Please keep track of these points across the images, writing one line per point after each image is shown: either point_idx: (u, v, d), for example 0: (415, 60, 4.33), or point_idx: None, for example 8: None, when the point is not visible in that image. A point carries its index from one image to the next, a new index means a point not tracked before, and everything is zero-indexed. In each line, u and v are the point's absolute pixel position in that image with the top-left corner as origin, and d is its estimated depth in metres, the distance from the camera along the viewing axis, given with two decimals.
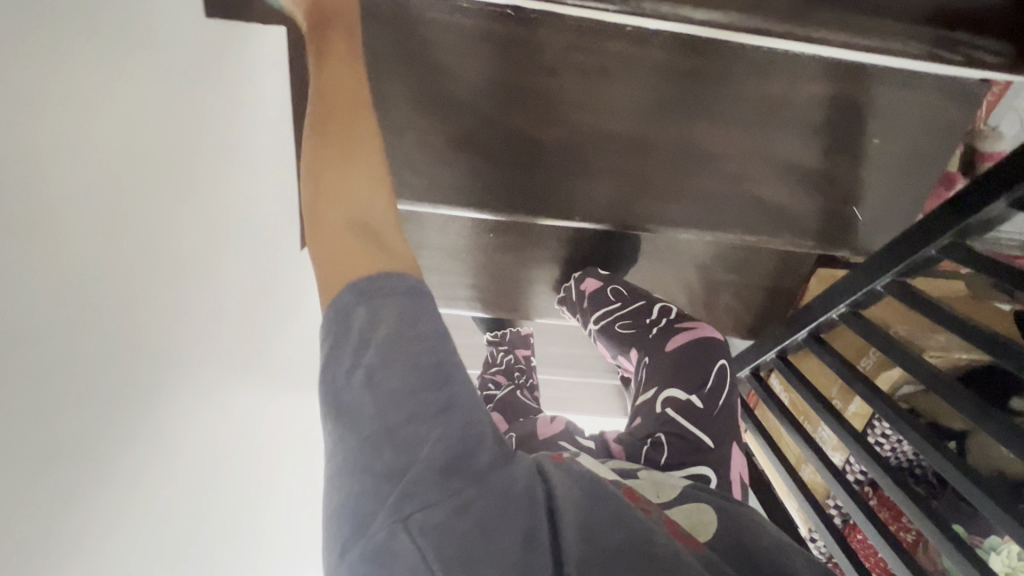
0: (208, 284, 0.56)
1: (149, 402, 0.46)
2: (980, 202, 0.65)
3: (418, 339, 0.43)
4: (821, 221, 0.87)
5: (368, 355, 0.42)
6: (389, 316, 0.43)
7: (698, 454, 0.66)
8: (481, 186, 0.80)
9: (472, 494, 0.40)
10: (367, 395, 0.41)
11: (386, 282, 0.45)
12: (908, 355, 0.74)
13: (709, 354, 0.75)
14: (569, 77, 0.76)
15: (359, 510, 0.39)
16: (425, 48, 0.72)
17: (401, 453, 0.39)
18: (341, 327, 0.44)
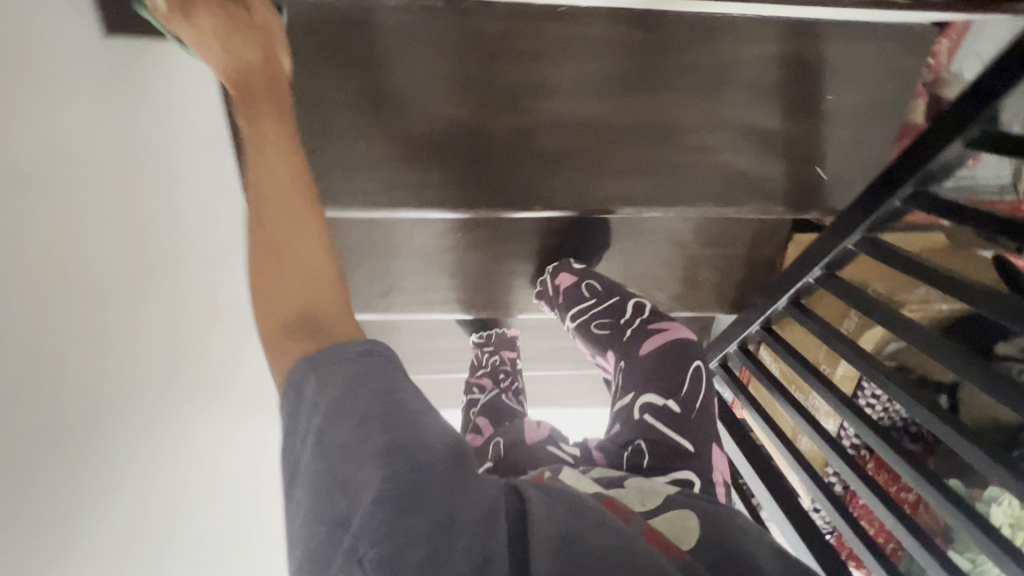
0: (145, 310, 0.54)
1: (90, 430, 0.44)
2: (936, 146, 0.64)
3: (365, 387, 0.42)
4: (789, 184, 0.84)
5: (317, 413, 0.42)
6: (336, 368, 0.43)
7: (680, 460, 0.63)
8: (433, 183, 0.78)
9: (423, 528, 0.37)
10: (318, 451, 0.40)
11: (334, 349, 0.44)
12: (886, 311, 0.72)
13: (683, 357, 0.73)
14: (510, 62, 0.75)
15: (315, 567, 0.37)
16: (364, 47, 0.72)
17: (349, 500, 0.38)
18: (295, 401, 0.44)
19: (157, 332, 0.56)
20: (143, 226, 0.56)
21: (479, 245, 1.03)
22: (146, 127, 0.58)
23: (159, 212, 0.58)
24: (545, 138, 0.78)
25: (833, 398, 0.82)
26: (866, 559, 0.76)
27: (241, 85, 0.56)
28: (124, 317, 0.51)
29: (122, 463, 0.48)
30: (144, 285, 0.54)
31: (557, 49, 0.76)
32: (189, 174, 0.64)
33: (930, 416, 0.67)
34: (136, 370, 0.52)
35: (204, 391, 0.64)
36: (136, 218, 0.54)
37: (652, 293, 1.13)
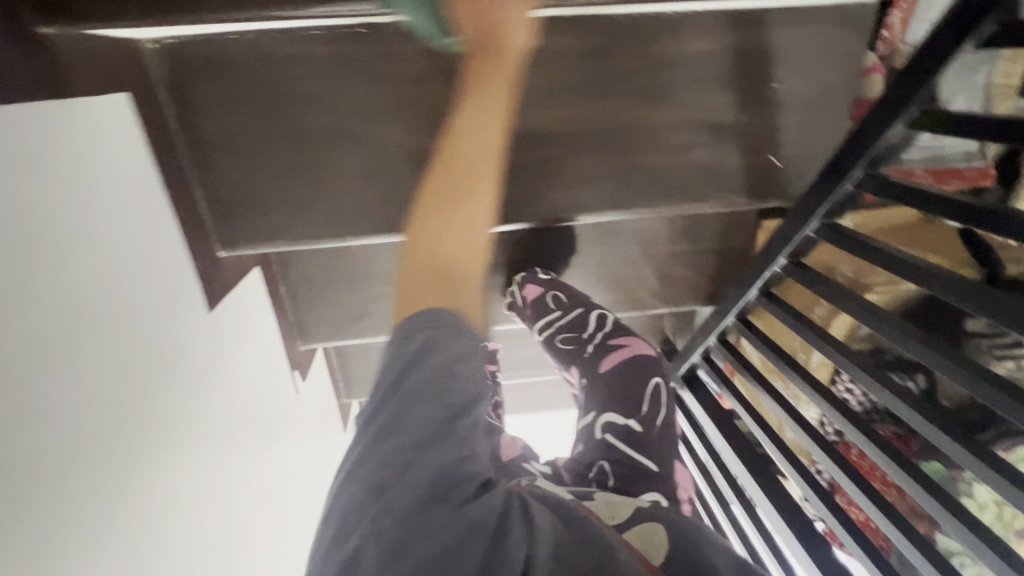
0: (100, 373, 0.54)
1: (22, 513, 0.44)
2: (879, 128, 0.63)
3: (453, 373, 0.48)
4: (745, 174, 0.84)
5: (406, 380, 0.48)
6: (439, 347, 0.50)
7: (643, 481, 0.63)
8: (384, 211, 0.78)
9: (442, 519, 0.43)
10: (390, 415, 0.47)
11: (440, 321, 0.52)
12: (849, 298, 0.71)
13: (643, 375, 0.75)
14: (444, 83, 0.72)
15: (349, 514, 0.44)
16: (288, 80, 0.69)
17: (396, 471, 0.44)
18: (393, 353, 0.51)
19: (119, 392, 0.56)
20: (102, 289, 0.55)
21: None
22: (105, 183, 0.57)
23: (126, 268, 0.59)
24: None
25: (809, 391, 0.82)
26: (852, 548, 0.77)
27: (464, 110, 0.64)
28: (82, 388, 0.51)
29: (62, 543, 0.47)
30: (109, 348, 0.55)
31: None
32: (147, 225, 0.63)
33: (902, 405, 0.66)
34: (97, 434, 0.53)
35: (176, 441, 0.64)
36: (101, 280, 0.55)
37: (626, 293, 1.12)
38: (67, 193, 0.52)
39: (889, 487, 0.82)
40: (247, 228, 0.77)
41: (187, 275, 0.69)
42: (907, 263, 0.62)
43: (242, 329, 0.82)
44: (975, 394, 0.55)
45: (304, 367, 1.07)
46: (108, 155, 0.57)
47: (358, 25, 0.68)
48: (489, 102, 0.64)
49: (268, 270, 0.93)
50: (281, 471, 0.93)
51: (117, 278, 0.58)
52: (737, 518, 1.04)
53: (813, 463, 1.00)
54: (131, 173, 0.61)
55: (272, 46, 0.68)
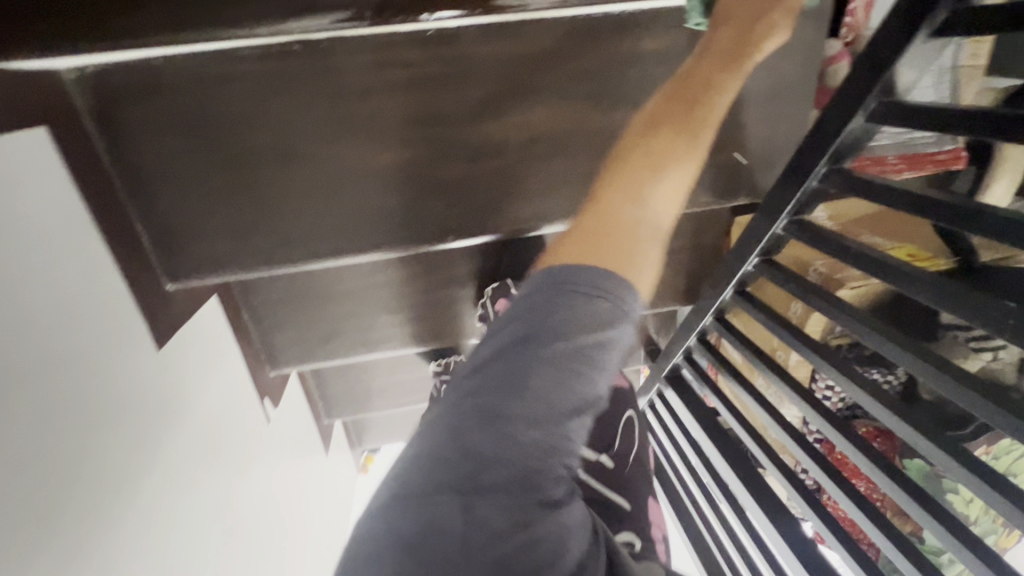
0: (36, 430, 0.51)
1: None
2: (841, 122, 0.61)
3: (586, 359, 0.51)
4: (712, 172, 0.82)
5: (539, 348, 0.50)
6: (578, 328, 0.51)
7: (615, 519, 0.63)
8: (341, 234, 0.75)
9: (532, 512, 0.46)
10: (510, 381, 0.49)
11: (589, 288, 0.52)
12: (821, 297, 0.69)
13: (615, 407, 0.76)
14: (391, 97, 0.69)
15: (444, 464, 0.46)
16: (224, 103, 0.66)
17: (506, 445, 0.47)
18: (529, 317, 0.51)
19: (56, 445, 0.53)
20: (33, 345, 0.52)
21: (413, 280, 0.99)
22: (33, 229, 0.54)
23: (58, 312, 0.56)
24: (449, 169, 0.75)
25: (788, 392, 0.80)
26: (838, 551, 0.75)
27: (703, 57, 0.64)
28: (13, 445, 0.48)
29: None
30: (43, 399, 0.52)
31: (440, 80, 0.70)
32: (83, 267, 0.60)
33: (877, 405, 0.65)
34: (29, 493, 0.49)
35: (127, 490, 0.61)
36: (31, 328, 0.52)
37: None
38: None
39: (871, 487, 0.80)
40: (195, 258, 0.74)
41: (130, 312, 0.66)
42: (876, 260, 0.60)
43: (201, 363, 0.79)
44: (949, 395, 0.53)
45: (276, 394, 1.03)
46: (30, 195, 0.54)
47: (292, 41, 0.64)
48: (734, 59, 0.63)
49: (228, 298, 0.90)
50: (256, 503, 0.90)
51: (48, 329, 0.54)
52: (725, 520, 1.02)
53: (797, 462, 0.98)
54: (57, 211, 0.57)
55: (201, 67, 0.64)
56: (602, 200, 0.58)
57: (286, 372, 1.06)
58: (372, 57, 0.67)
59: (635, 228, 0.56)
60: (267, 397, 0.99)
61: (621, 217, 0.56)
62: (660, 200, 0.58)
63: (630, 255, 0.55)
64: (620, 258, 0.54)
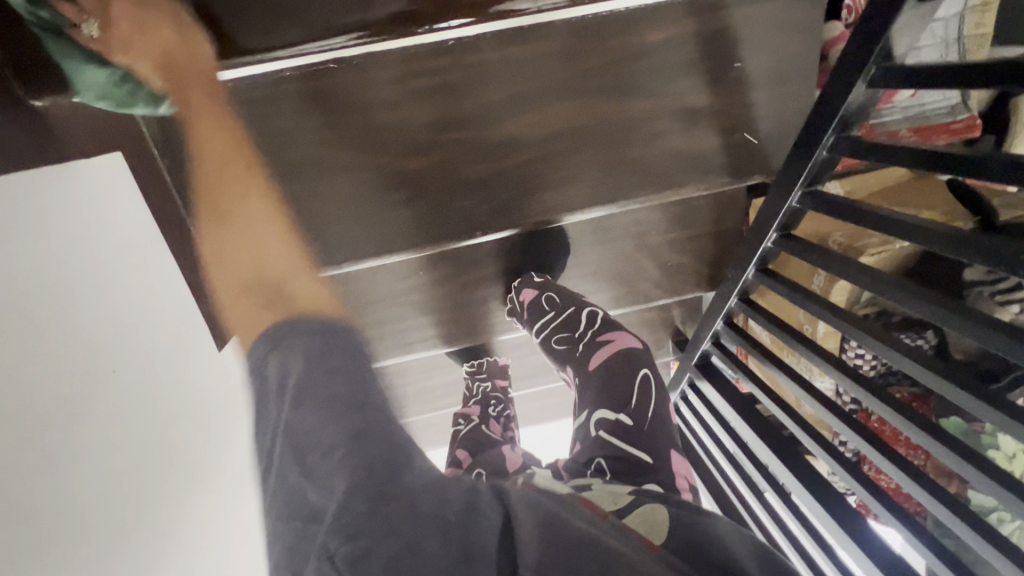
0: (125, 415, 0.58)
1: (68, 545, 0.48)
2: (843, 92, 0.64)
3: (329, 380, 0.47)
4: (724, 154, 0.85)
5: (282, 416, 0.47)
6: (312, 353, 0.49)
7: (639, 474, 0.63)
8: (376, 236, 0.81)
9: (387, 512, 0.41)
10: (281, 454, 0.45)
11: (292, 329, 0.50)
12: (843, 264, 0.71)
13: (629, 368, 0.75)
14: (413, 105, 0.75)
15: (292, 559, 0.41)
16: (264, 120, 0.72)
17: (318, 494, 0.43)
18: (263, 398, 0.48)
19: (137, 435, 0.59)
20: (113, 340, 0.59)
21: (442, 282, 1.04)
22: (111, 240, 0.61)
23: (131, 316, 0.62)
24: (472, 167, 0.80)
25: (820, 363, 0.81)
26: (885, 517, 0.75)
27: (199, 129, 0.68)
28: (94, 436, 0.54)
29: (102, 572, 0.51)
30: (119, 394, 0.58)
31: (458, 87, 0.75)
32: (152, 273, 0.67)
33: (911, 364, 0.65)
34: (116, 478, 0.55)
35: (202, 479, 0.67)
36: (105, 330, 0.58)
37: (627, 287, 1.13)
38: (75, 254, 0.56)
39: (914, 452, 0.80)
40: None
41: (193, 317, 0.73)
42: (894, 220, 0.62)
43: None
44: (988, 342, 0.54)
45: None
46: (102, 214, 0.61)
47: (327, 60, 0.71)
48: (218, 127, 0.69)
49: None
50: None
51: (126, 327, 0.61)
52: (769, 500, 1.02)
53: (836, 437, 0.98)
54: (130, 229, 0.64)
55: (243, 92, 0.70)
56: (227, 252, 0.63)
57: None
58: (396, 71, 0.73)
59: (274, 276, 0.57)
60: None
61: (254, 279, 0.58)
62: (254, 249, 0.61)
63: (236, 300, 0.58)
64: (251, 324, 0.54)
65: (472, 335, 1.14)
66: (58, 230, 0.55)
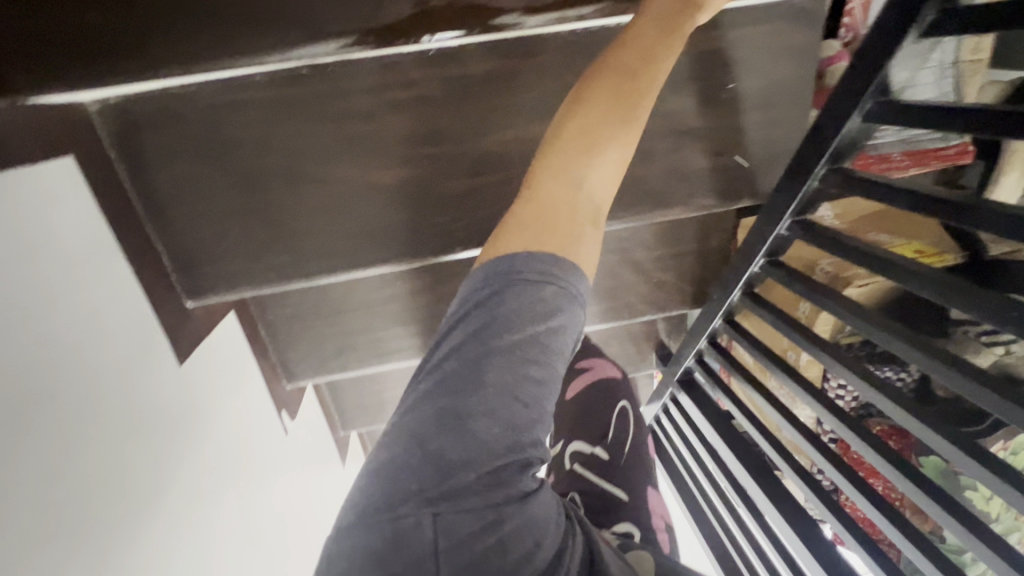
0: (70, 436, 0.54)
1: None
2: (837, 124, 0.62)
3: (537, 346, 0.53)
4: (714, 176, 0.83)
5: (489, 344, 0.52)
6: (537, 315, 0.53)
7: (614, 512, 0.62)
8: (351, 247, 0.76)
9: (500, 504, 0.50)
10: (462, 380, 0.52)
11: (546, 270, 0.54)
12: (828, 297, 0.70)
13: (606, 398, 0.73)
14: (393, 115, 0.71)
15: (405, 480, 0.50)
16: (233, 126, 0.69)
17: (464, 449, 0.50)
18: (481, 314, 0.53)
19: (86, 458, 0.55)
20: (64, 360, 0.55)
21: (421, 292, 1.01)
22: (66, 252, 0.57)
23: (84, 330, 0.58)
24: (456, 181, 0.76)
25: (801, 393, 0.79)
26: (857, 552, 0.74)
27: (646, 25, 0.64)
28: (25, 465, 0.49)
29: None
30: (69, 417, 0.54)
31: (441, 99, 0.72)
32: (105, 284, 0.62)
33: (891, 404, 0.64)
34: (47, 509, 0.50)
35: (151, 503, 0.63)
36: (56, 346, 0.54)
37: (612, 301, 1.11)
38: (27, 269, 0.52)
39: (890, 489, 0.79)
40: (212, 277, 0.76)
41: (152, 329, 0.68)
42: (880, 258, 0.60)
43: (219, 378, 0.81)
44: (965, 391, 0.52)
45: (292, 406, 1.05)
46: (57, 221, 0.57)
47: (301, 66, 0.67)
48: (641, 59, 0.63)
49: (244, 314, 0.93)
50: (275, 517, 0.91)
51: (79, 345, 0.57)
52: (744, 523, 1.01)
53: (813, 465, 0.97)
54: (84, 237, 0.60)
55: (214, 94, 0.67)
56: (566, 134, 0.60)
57: (301, 385, 1.08)
58: (377, 78, 0.69)
59: (564, 216, 0.57)
60: (285, 409, 1.02)
61: (565, 208, 0.57)
62: (599, 175, 0.60)
63: (545, 177, 0.59)
64: (559, 246, 0.56)
65: None
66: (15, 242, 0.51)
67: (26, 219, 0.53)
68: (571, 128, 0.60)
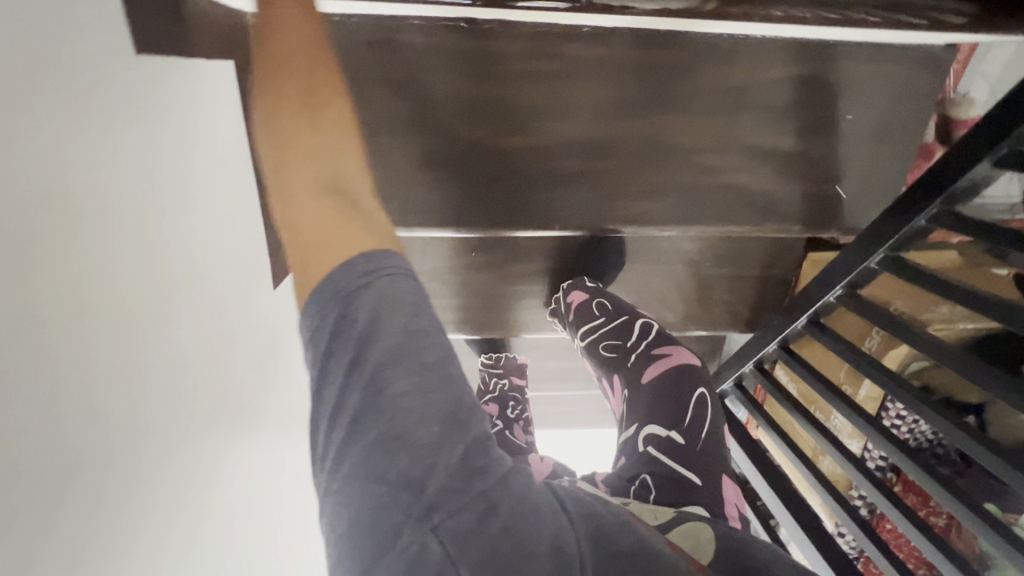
0: (183, 331, 0.53)
1: (133, 466, 0.45)
2: (963, 167, 0.64)
3: (422, 328, 0.43)
4: (803, 205, 0.83)
5: (373, 349, 0.41)
6: (399, 302, 0.43)
7: (687, 493, 0.64)
8: (454, 206, 0.78)
9: (492, 493, 0.38)
10: (366, 401, 0.40)
11: (386, 261, 0.44)
12: (913, 330, 0.71)
13: (685, 385, 0.74)
14: (530, 83, 0.73)
15: (378, 529, 0.37)
16: (370, 65, 0.69)
17: (412, 464, 0.38)
18: (345, 329, 0.42)
19: (196, 358, 0.55)
20: (189, 257, 0.54)
21: (491, 268, 1.00)
22: (210, 154, 0.58)
23: (211, 235, 0.58)
24: (569, 160, 0.77)
25: (859, 421, 0.80)
26: None
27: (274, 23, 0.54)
28: (158, 358, 0.49)
29: (153, 502, 0.47)
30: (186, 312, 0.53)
31: (573, 76, 0.73)
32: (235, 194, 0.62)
33: (965, 441, 0.65)
34: (170, 404, 0.50)
35: (231, 416, 0.61)
36: (186, 245, 0.54)
37: (667, 312, 1.11)
38: (174, 161, 0.52)
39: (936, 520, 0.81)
40: None
41: (258, 245, 0.69)
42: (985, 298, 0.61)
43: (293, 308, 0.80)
44: None
45: None
46: (208, 126, 0.57)
47: (460, 19, 0.68)
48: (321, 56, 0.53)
49: None
50: None
51: (201, 246, 0.57)
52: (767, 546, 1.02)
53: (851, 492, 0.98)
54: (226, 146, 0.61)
55: (362, 29, 0.68)
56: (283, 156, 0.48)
57: None
58: (520, 42, 0.70)
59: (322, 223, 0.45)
60: None
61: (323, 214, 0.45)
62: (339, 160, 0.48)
63: (293, 162, 0.47)
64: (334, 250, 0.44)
65: (504, 327, 1.11)
66: (168, 129, 0.51)
67: (186, 115, 0.54)
68: (292, 104, 0.49)
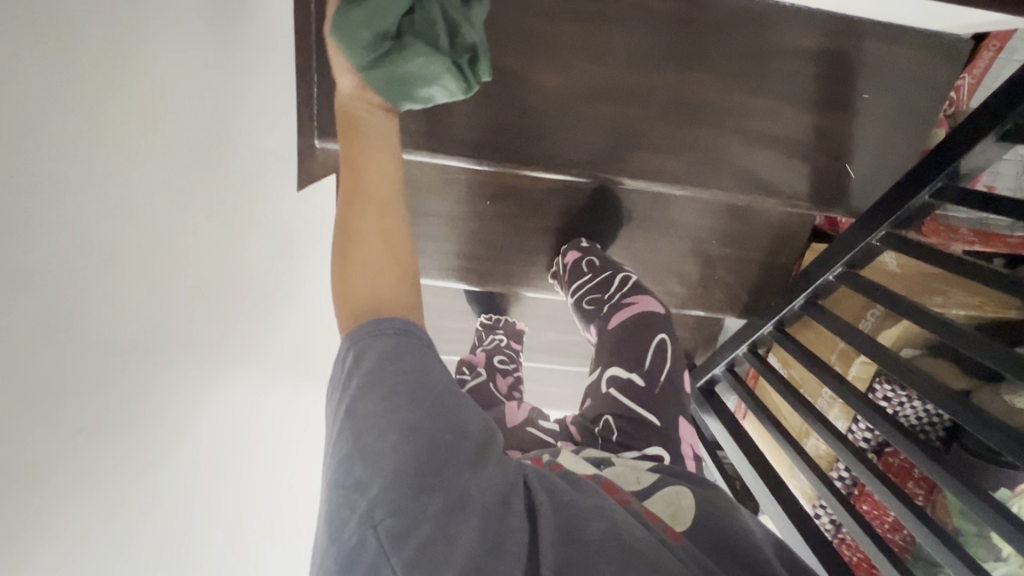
0: (194, 194, 0.54)
1: (149, 278, 0.47)
2: (971, 143, 0.69)
3: (399, 363, 0.46)
4: (815, 180, 0.85)
5: (353, 381, 0.46)
6: (381, 342, 0.48)
7: (643, 431, 0.68)
8: (476, 138, 0.80)
9: (436, 501, 0.40)
10: (343, 421, 0.45)
11: (378, 324, 0.49)
12: (903, 302, 0.74)
13: (648, 332, 0.79)
14: (566, 22, 0.78)
15: (333, 523, 0.41)
16: None
17: (367, 471, 0.41)
18: (339, 368, 0.49)
19: (208, 227, 0.57)
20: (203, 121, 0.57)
21: (503, 218, 1.02)
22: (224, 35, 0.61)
23: (224, 164, 0.61)
24: (596, 105, 0.80)
25: (845, 394, 0.82)
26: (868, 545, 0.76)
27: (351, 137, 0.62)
28: (163, 203, 0.49)
29: (162, 326, 0.49)
30: (200, 179, 0.56)
31: (610, 19, 0.78)
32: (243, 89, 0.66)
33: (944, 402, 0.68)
34: (172, 249, 0.51)
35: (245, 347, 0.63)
36: (200, 110, 0.56)
37: (667, 287, 1.13)
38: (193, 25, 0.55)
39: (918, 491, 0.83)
40: None
41: (263, 141, 0.71)
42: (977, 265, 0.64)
43: (304, 223, 0.82)
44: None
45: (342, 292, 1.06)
46: (218, 14, 0.61)
47: None
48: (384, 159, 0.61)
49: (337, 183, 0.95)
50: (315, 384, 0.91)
51: (212, 120, 0.59)
52: None
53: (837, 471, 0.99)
54: (231, 31, 0.63)
55: None
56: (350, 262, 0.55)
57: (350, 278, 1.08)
58: None
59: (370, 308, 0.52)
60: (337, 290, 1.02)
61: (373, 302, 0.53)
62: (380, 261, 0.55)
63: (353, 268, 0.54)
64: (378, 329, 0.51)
65: (509, 283, 1.12)
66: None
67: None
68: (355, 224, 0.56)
